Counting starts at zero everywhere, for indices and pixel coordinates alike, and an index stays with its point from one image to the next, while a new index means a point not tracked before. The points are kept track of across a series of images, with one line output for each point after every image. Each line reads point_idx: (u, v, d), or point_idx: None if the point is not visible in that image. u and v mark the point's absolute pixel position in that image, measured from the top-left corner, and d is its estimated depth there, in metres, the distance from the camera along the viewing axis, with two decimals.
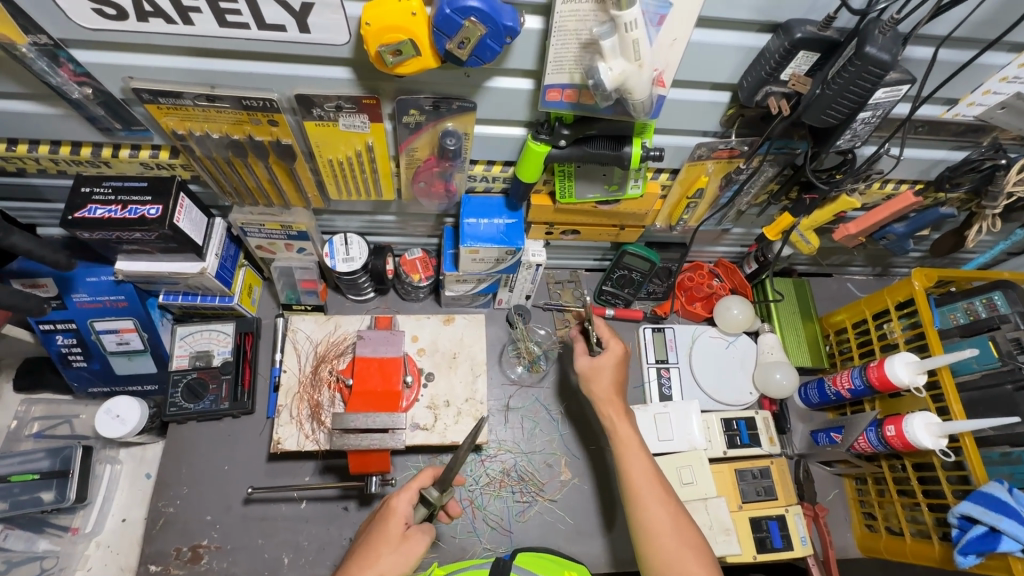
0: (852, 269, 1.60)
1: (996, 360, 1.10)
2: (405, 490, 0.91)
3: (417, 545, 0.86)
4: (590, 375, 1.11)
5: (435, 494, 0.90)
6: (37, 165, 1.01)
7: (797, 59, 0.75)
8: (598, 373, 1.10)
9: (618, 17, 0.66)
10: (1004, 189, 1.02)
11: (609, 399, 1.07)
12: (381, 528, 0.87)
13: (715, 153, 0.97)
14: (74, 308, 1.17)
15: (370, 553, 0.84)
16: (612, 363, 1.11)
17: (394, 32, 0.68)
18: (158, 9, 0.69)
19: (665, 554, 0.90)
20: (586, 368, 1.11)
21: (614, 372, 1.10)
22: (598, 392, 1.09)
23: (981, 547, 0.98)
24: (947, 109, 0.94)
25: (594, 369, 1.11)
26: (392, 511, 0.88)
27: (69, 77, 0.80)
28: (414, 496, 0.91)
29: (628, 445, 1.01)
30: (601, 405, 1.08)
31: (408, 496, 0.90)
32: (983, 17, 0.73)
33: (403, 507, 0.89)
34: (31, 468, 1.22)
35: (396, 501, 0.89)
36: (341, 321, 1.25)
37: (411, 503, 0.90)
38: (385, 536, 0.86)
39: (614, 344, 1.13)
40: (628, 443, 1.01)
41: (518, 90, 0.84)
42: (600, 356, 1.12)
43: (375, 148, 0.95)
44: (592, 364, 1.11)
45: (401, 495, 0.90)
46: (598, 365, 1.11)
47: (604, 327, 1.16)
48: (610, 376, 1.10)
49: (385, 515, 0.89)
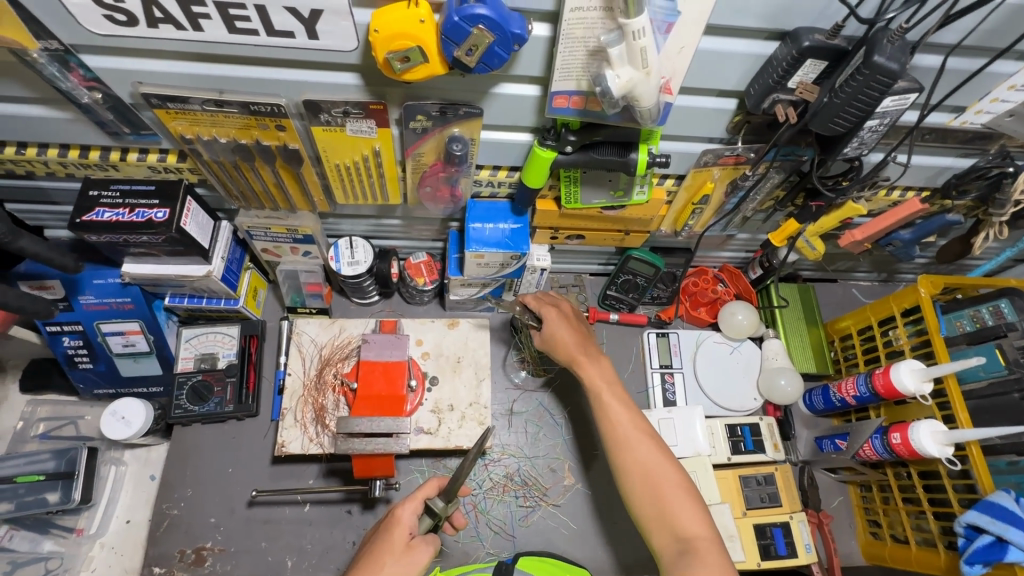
0: (857, 275, 1.59)
1: (1003, 369, 1.09)
2: (410, 501, 0.90)
3: (423, 557, 0.85)
4: (551, 342, 1.11)
5: (440, 504, 0.91)
6: (46, 169, 1.01)
7: (804, 67, 0.75)
8: (555, 342, 1.10)
9: (625, 25, 0.66)
10: (1010, 197, 1.02)
11: (576, 353, 1.07)
12: (386, 540, 0.87)
13: (721, 159, 0.97)
14: (81, 310, 1.18)
15: (374, 564, 0.84)
16: (556, 328, 1.10)
17: (402, 39, 0.68)
18: (168, 15, 0.69)
19: (651, 486, 0.92)
20: (542, 341, 1.12)
21: (565, 334, 1.10)
22: (565, 350, 1.09)
23: (988, 557, 0.97)
24: (953, 117, 0.94)
25: (549, 340, 1.11)
26: (397, 522, 0.88)
27: (79, 81, 0.81)
28: (417, 505, 0.90)
29: (601, 391, 1.03)
30: (571, 358, 1.08)
31: (412, 506, 0.89)
32: (991, 27, 0.73)
33: (408, 517, 0.88)
34: (37, 469, 1.22)
35: (401, 512, 0.89)
36: (345, 324, 1.25)
37: (416, 513, 0.89)
38: (390, 543, 0.86)
39: (547, 311, 1.12)
40: (602, 390, 1.03)
41: (524, 96, 0.84)
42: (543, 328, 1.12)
43: (382, 153, 0.95)
44: (544, 336, 1.12)
45: (405, 504, 0.90)
46: (549, 336, 1.11)
47: (534, 300, 1.15)
48: (568, 338, 1.09)
49: (390, 526, 0.88)
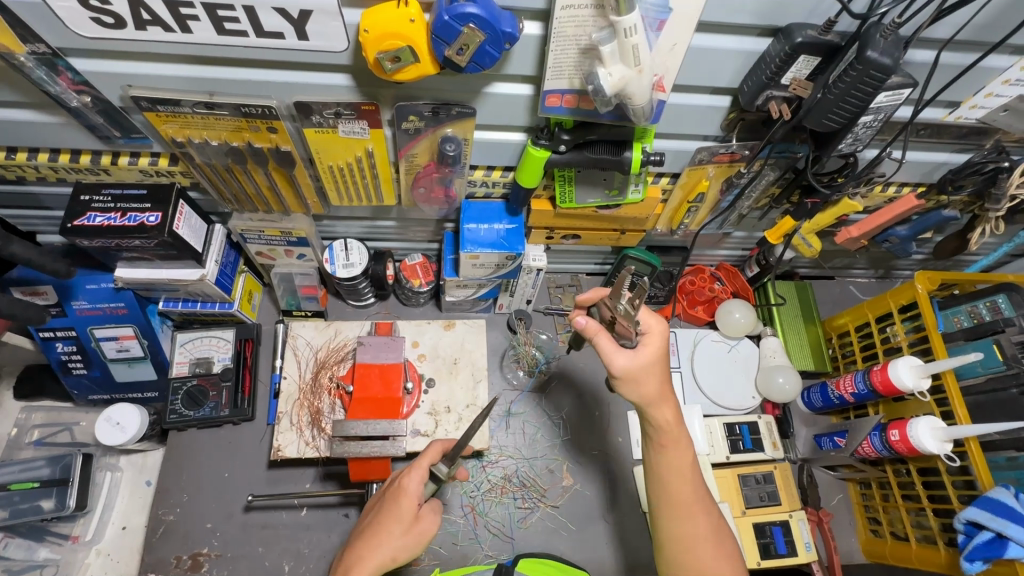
0: (854, 272, 1.59)
1: (1001, 364, 1.09)
2: (416, 468, 0.90)
3: (428, 527, 0.88)
4: (632, 378, 0.85)
5: (445, 470, 0.90)
6: (36, 174, 1.01)
7: (798, 64, 0.75)
8: (645, 376, 0.85)
9: (617, 22, 0.66)
10: (1006, 192, 1.02)
11: (663, 405, 0.85)
12: (394, 508, 0.88)
13: (716, 157, 0.97)
14: (73, 316, 1.17)
15: (380, 531, 0.86)
16: (662, 350, 0.86)
17: (393, 38, 0.68)
18: (156, 17, 0.69)
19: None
20: (631, 369, 0.84)
21: (662, 364, 0.86)
22: (648, 394, 0.85)
23: (988, 553, 0.97)
24: (948, 112, 0.93)
25: (639, 368, 0.85)
26: (404, 491, 0.88)
27: (68, 85, 0.80)
28: (425, 474, 0.90)
29: (682, 468, 0.87)
30: (654, 411, 0.86)
31: (419, 473, 0.90)
32: (984, 20, 0.73)
33: (414, 487, 0.89)
34: (31, 476, 1.21)
35: (407, 482, 0.89)
36: (341, 326, 1.24)
37: (421, 481, 0.90)
38: (398, 515, 0.87)
39: (654, 323, 0.87)
40: (682, 466, 0.87)
41: (517, 95, 0.83)
42: (645, 347, 0.85)
43: (375, 153, 0.94)
44: (639, 360, 0.85)
45: (411, 474, 0.90)
46: (647, 363, 0.85)
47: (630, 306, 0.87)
48: (660, 373, 0.86)
49: (396, 495, 0.89)
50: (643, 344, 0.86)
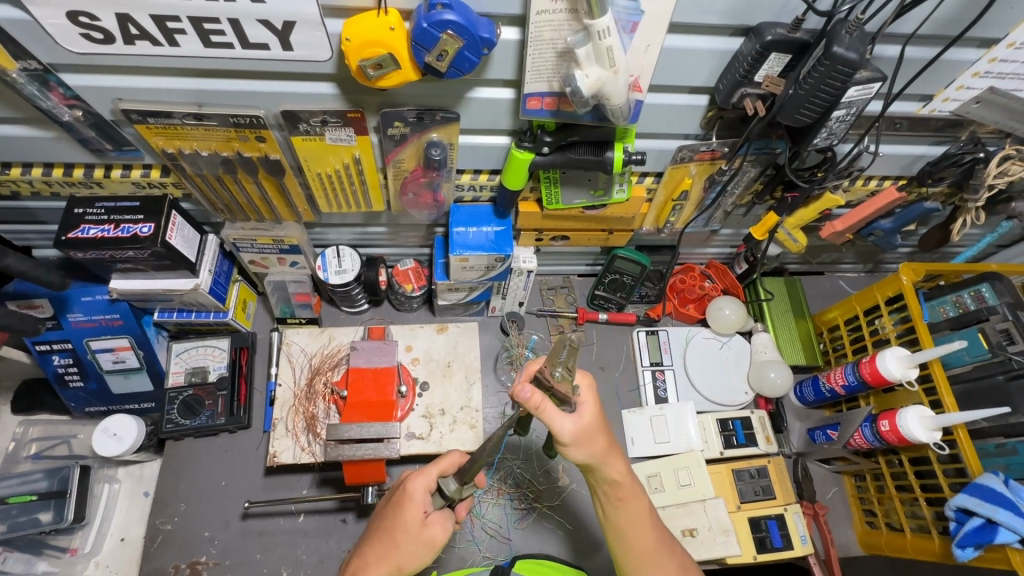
0: (843, 267, 1.61)
1: (986, 352, 1.11)
2: (423, 474, 0.88)
3: (438, 533, 0.85)
4: (579, 439, 0.83)
5: (453, 487, 0.88)
6: (31, 188, 1.02)
7: (769, 61, 0.77)
8: (591, 437, 0.84)
9: (591, 25, 0.68)
10: (984, 182, 1.03)
11: (614, 464, 0.86)
12: (401, 513, 0.85)
13: (697, 154, 0.99)
14: (69, 328, 1.18)
15: (390, 542, 0.84)
16: (597, 408, 0.86)
17: (374, 47, 0.70)
18: (144, 32, 0.71)
19: None
20: (577, 431, 0.83)
21: (601, 422, 0.86)
22: (597, 453, 0.85)
23: (978, 539, 0.98)
24: (922, 105, 0.95)
25: (583, 429, 0.84)
26: (410, 497, 0.86)
27: (60, 100, 0.82)
28: (432, 482, 0.87)
29: (641, 516, 0.90)
30: (603, 468, 0.86)
31: (425, 479, 0.87)
32: (946, 15, 0.76)
33: (420, 494, 0.86)
34: (30, 489, 1.22)
35: (413, 488, 0.86)
36: (335, 332, 1.26)
37: (428, 489, 0.87)
38: (405, 523, 0.84)
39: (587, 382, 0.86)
40: (639, 517, 0.90)
41: (499, 99, 0.85)
42: (585, 408, 0.84)
43: (363, 160, 0.96)
44: (582, 423, 0.83)
45: (416, 479, 0.87)
46: (591, 424, 0.84)
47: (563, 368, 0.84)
48: (604, 429, 0.86)
49: (402, 502, 0.86)
50: (582, 406, 0.84)
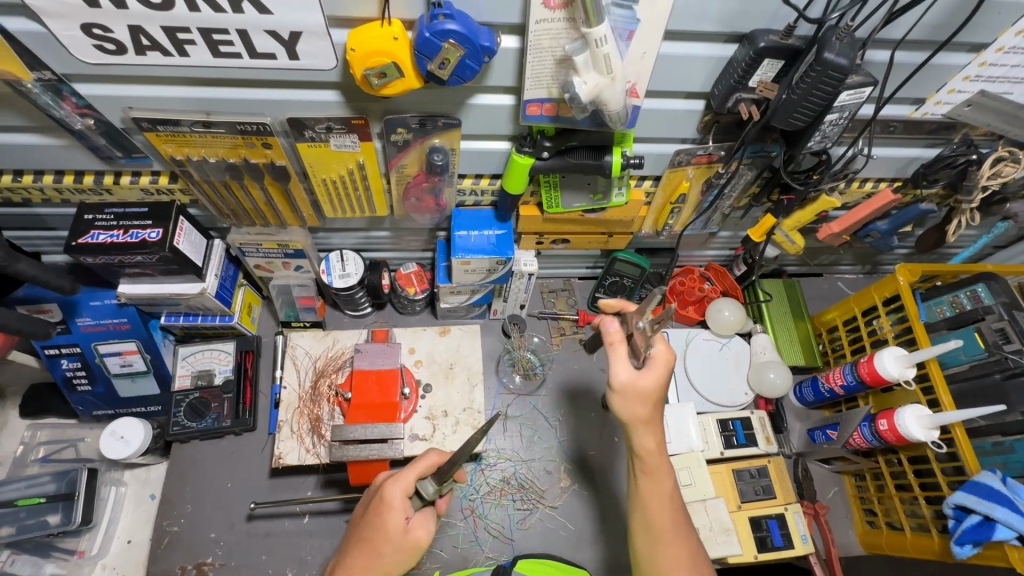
0: (841, 268, 1.62)
1: (982, 351, 1.13)
2: (399, 480, 0.87)
3: (421, 536, 0.86)
4: (629, 392, 0.87)
5: (431, 489, 0.85)
6: (41, 195, 1.05)
7: (763, 67, 0.79)
8: (636, 396, 0.87)
9: (588, 34, 0.70)
10: (978, 183, 1.05)
11: (650, 428, 0.88)
12: (382, 522, 0.85)
13: (695, 158, 1.01)
14: (78, 332, 1.20)
15: (372, 551, 0.84)
16: (663, 374, 0.88)
17: (378, 55, 0.72)
18: (155, 42, 0.73)
19: None
20: (627, 382, 0.87)
21: (659, 388, 0.88)
22: (637, 414, 0.87)
23: (976, 537, 0.99)
24: (915, 109, 0.97)
25: (635, 387, 0.87)
26: (389, 505, 0.85)
27: (72, 109, 0.85)
28: (410, 486, 0.87)
29: (661, 495, 0.90)
30: (638, 431, 0.89)
31: (402, 485, 0.87)
32: (934, 20, 0.78)
33: (399, 500, 0.86)
34: (37, 492, 1.24)
35: (392, 496, 0.86)
36: (339, 335, 1.28)
37: (406, 493, 0.87)
38: (386, 531, 0.85)
39: (662, 346, 0.89)
40: (662, 495, 0.90)
41: (500, 105, 0.87)
42: (648, 370, 0.87)
43: (366, 166, 0.99)
44: (636, 379, 0.87)
45: (393, 486, 0.87)
46: (643, 386, 0.87)
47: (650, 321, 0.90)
48: (655, 397, 0.87)
49: (382, 510, 0.86)
50: (647, 368, 0.87)
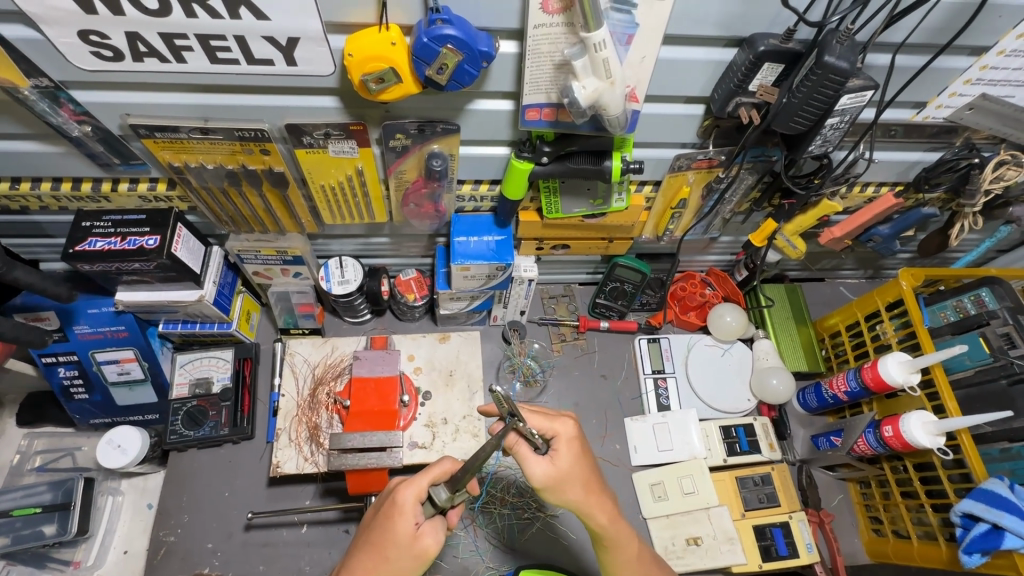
0: (843, 273, 1.61)
1: (987, 356, 1.11)
2: (412, 485, 0.86)
3: (430, 544, 0.84)
4: (552, 485, 0.86)
5: (444, 495, 0.85)
6: (39, 203, 1.04)
7: (763, 71, 0.78)
8: (565, 481, 0.87)
9: (587, 38, 0.69)
10: (981, 187, 1.05)
11: (593, 507, 0.88)
12: (392, 527, 0.84)
13: (695, 163, 1.00)
14: (75, 340, 1.19)
15: (379, 555, 0.83)
16: (573, 453, 0.88)
17: (376, 61, 0.72)
18: (153, 49, 0.73)
19: None
20: (550, 477, 0.86)
21: (578, 467, 0.88)
22: (574, 499, 0.87)
23: (985, 545, 0.97)
24: (916, 113, 0.97)
25: (556, 477, 0.86)
26: (400, 511, 0.84)
27: (70, 116, 0.84)
28: (422, 492, 0.85)
29: (628, 560, 0.93)
30: (586, 512, 0.89)
31: (414, 490, 0.85)
32: (934, 24, 0.77)
33: (409, 505, 0.84)
34: (33, 501, 1.22)
35: (403, 498, 0.85)
36: (338, 342, 1.27)
37: (418, 499, 0.86)
38: (395, 537, 0.83)
39: (561, 426, 0.89)
40: (630, 557, 0.94)
41: (498, 111, 0.87)
42: (558, 454, 0.87)
43: (365, 172, 0.98)
44: (554, 469, 0.86)
45: (406, 489, 0.86)
46: (565, 469, 0.87)
47: (531, 412, 0.90)
48: (579, 474, 0.88)
49: (392, 514, 0.85)
50: (557, 449, 0.88)
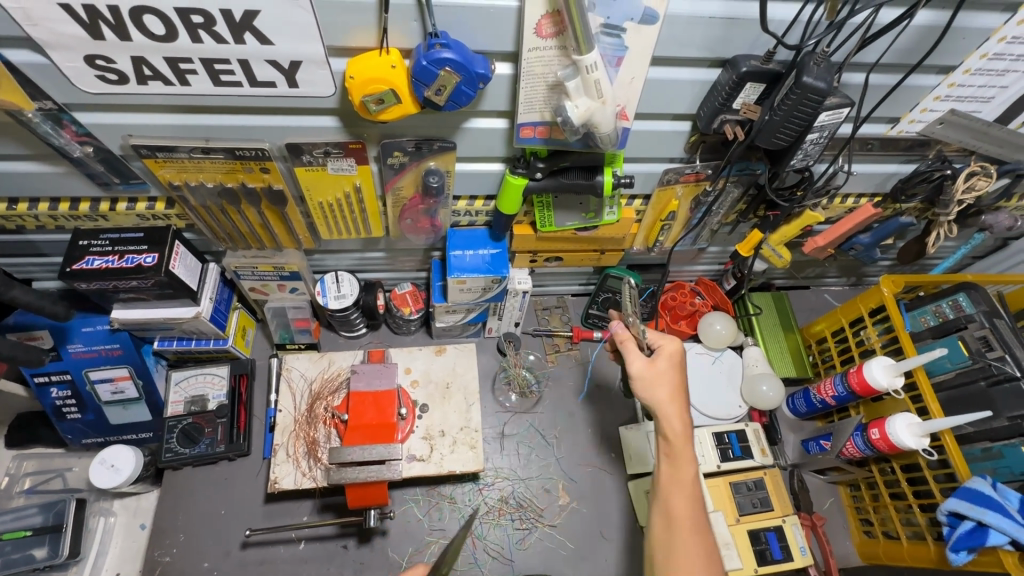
0: (827, 281, 1.66)
1: (966, 359, 1.15)
2: None
3: None
4: (643, 378, 0.96)
5: None
6: (36, 223, 1.05)
7: (746, 90, 0.83)
8: (654, 380, 0.96)
9: (579, 61, 0.73)
10: (954, 198, 1.09)
11: (678, 412, 0.93)
12: None
13: (683, 177, 1.04)
14: (69, 359, 1.19)
15: None
16: (671, 363, 0.97)
17: (377, 83, 0.74)
18: (157, 72, 0.75)
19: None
20: (642, 371, 0.96)
21: (672, 372, 0.97)
22: (660, 397, 0.94)
23: (970, 543, 1.00)
24: (890, 127, 1.02)
25: (651, 373, 0.96)
26: None
27: (71, 137, 0.85)
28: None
29: (685, 482, 0.91)
30: (665, 415, 0.93)
31: None
32: (904, 45, 0.82)
33: None
34: (24, 525, 1.20)
35: None
36: (334, 357, 1.28)
37: None
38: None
39: (666, 341, 0.99)
40: (685, 481, 0.91)
41: (494, 129, 0.90)
42: (659, 357, 0.97)
43: (363, 188, 1.00)
44: (653, 366, 0.97)
45: None
46: (661, 368, 0.96)
47: (651, 329, 1.03)
48: (670, 380, 0.95)
49: None
50: (657, 355, 0.98)
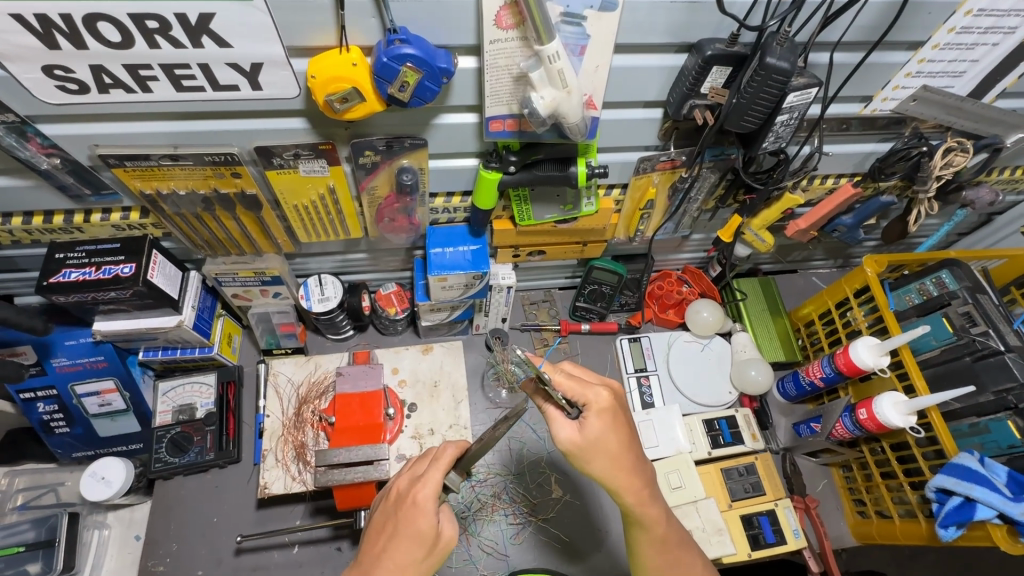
0: (815, 264, 1.66)
1: (951, 335, 1.15)
2: (429, 482, 0.84)
3: (448, 532, 0.87)
4: (576, 451, 0.87)
5: (457, 481, 0.87)
6: (11, 238, 1.04)
7: (712, 74, 0.82)
8: (591, 451, 0.86)
9: (541, 51, 0.73)
10: (932, 173, 1.08)
11: (621, 482, 0.88)
12: (412, 526, 0.82)
13: (658, 165, 1.04)
14: (53, 374, 1.18)
15: (403, 552, 0.82)
16: (604, 423, 0.86)
17: (340, 82, 0.74)
18: (117, 80, 0.74)
19: None
20: (576, 443, 0.87)
21: (606, 438, 0.86)
22: (599, 470, 0.87)
23: (959, 518, 1.00)
24: (864, 106, 1.01)
25: (583, 444, 0.86)
26: (422, 510, 0.83)
27: (38, 149, 0.85)
28: (439, 486, 0.85)
29: (660, 539, 0.92)
30: (615, 488, 0.88)
31: (432, 486, 0.84)
32: (867, 22, 0.82)
33: (430, 503, 0.83)
34: (16, 541, 1.20)
35: (422, 498, 0.83)
36: (321, 360, 1.27)
37: (436, 493, 0.85)
38: (419, 535, 0.82)
39: (593, 395, 0.87)
40: (660, 538, 0.92)
41: (464, 123, 0.90)
42: (588, 422, 0.86)
43: (337, 189, 1.00)
44: (580, 435, 0.86)
45: (423, 487, 0.84)
46: (593, 438, 0.86)
47: (565, 377, 0.88)
48: (606, 450, 0.86)
49: (411, 513, 0.83)
50: (586, 418, 0.86)
